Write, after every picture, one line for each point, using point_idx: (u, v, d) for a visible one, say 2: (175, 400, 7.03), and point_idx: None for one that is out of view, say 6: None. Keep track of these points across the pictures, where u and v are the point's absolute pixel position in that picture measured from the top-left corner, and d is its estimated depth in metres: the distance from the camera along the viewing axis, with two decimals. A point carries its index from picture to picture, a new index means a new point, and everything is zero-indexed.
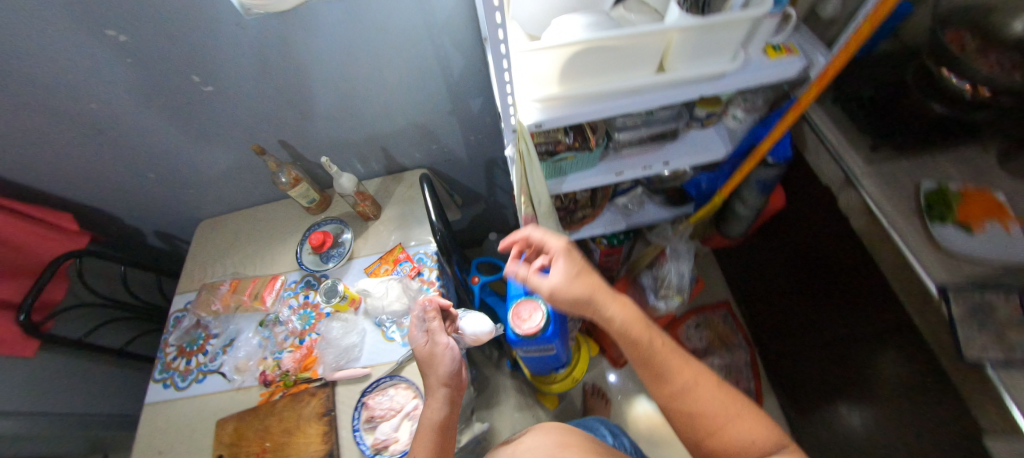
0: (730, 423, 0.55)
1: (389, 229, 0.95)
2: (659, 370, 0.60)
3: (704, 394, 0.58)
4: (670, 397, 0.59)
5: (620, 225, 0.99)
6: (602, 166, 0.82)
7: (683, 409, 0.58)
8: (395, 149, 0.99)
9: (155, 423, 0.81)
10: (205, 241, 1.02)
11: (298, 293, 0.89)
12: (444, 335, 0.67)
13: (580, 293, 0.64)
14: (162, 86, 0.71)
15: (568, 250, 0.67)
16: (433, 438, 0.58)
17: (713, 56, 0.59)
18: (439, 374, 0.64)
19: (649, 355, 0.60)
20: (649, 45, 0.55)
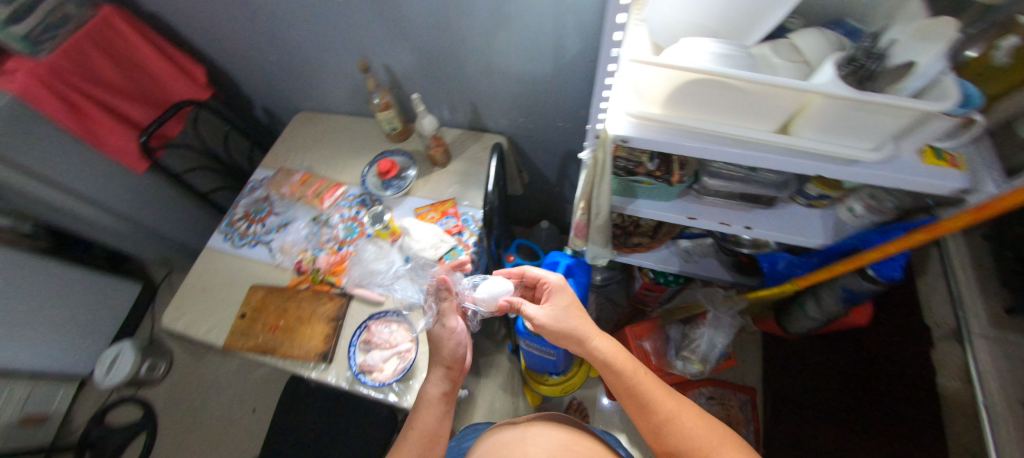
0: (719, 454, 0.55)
1: (449, 181, 0.98)
2: (641, 398, 0.62)
3: (688, 422, 0.59)
4: (655, 427, 0.60)
5: (671, 266, 0.94)
6: (676, 203, 0.76)
7: (670, 438, 0.59)
8: (484, 108, 1.00)
9: (208, 265, 0.95)
10: (297, 130, 1.12)
11: (352, 206, 0.96)
12: (454, 317, 0.70)
13: (568, 326, 0.69)
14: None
15: (562, 286, 0.74)
16: (440, 409, 0.65)
17: (853, 136, 0.51)
18: (444, 355, 0.67)
19: (631, 384, 0.63)
20: (779, 99, 0.49)
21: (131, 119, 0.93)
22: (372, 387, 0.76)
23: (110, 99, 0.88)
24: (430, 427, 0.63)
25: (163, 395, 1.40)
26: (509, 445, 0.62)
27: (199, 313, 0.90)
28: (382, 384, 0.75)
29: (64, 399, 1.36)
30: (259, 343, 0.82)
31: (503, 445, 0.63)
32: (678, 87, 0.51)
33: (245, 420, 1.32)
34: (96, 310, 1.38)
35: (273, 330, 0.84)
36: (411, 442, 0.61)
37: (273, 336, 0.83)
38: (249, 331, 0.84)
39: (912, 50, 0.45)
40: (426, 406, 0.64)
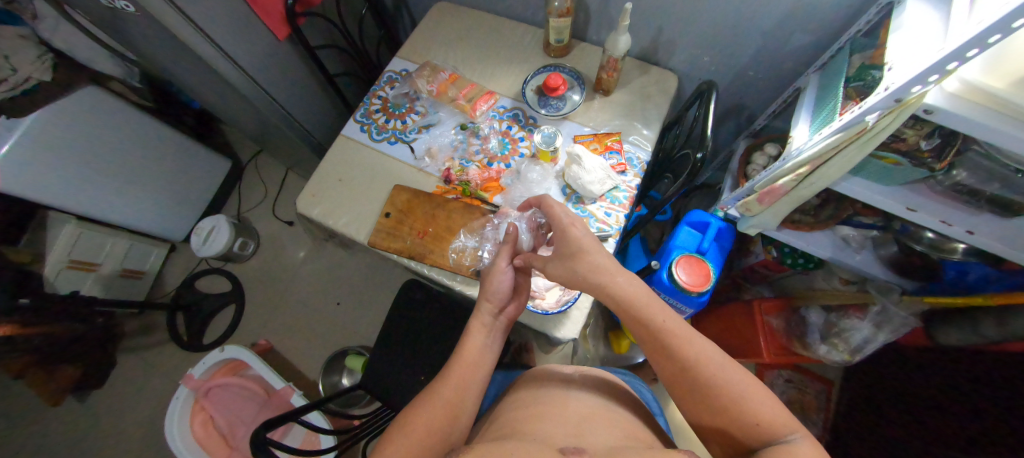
0: (751, 406, 0.40)
1: (611, 112, 0.89)
2: (659, 340, 0.47)
3: (717, 368, 0.44)
4: (675, 374, 0.46)
5: (824, 252, 0.88)
6: (895, 190, 0.71)
7: (694, 387, 0.44)
8: (668, 36, 0.88)
9: (347, 154, 0.89)
10: (439, 21, 1.00)
11: (502, 119, 0.89)
12: (505, 260, 0.65)
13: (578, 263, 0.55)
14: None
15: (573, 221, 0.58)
16: (483, 340, 0.61)
17: None
18: (486, 290, 0.64)
19: (644, 327, 0.49)
20: None
21: None
22: (532, 312, 0.74)
23: None
24: (474, 355, 0.59)
25: (251, 273, 1.44)
26: (549, 387, 0.54)
27: (337, 202, 0.86)
28: (546, 313, 0.73)
29: (158, 258, 1.44)
30: (407, 246, 0.79)
31: (544, 384, 0.55)
32: None
33: (331, 311, 1.36)
34: (190, 179, 1.37)
35: (422, 235, 0.80)
36: (460, 366, 0.58)
37: (422, 241, 0.80)
38: (396, 231, 0.81)
39: None
40: (473, 333, 0.62)
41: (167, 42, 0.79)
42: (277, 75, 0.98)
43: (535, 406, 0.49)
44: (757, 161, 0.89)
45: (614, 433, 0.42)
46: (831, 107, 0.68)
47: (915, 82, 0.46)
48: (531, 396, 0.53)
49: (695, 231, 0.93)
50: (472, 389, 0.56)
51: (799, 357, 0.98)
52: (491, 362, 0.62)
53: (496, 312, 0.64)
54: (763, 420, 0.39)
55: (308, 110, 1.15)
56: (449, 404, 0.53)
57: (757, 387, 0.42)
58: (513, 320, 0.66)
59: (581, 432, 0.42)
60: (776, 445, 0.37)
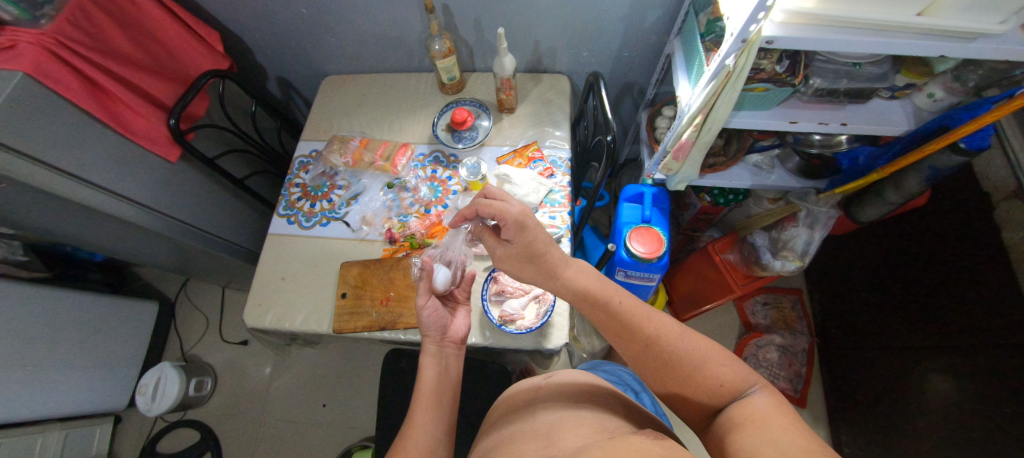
0: (712, 368, 0.41)
1: (522, 126, 0.94)
2: (620, 322, 0.49)
3: (676, 337, 0.45)
4: (639, 353, 0.47)
5: (746, 182, 0.97)
6: (776, 110, 0.80)
7: (656, 360, 0.45)
8: (546, 45, 0.97)
9: (281, 251, 0.85)
10: (334, 95, 1.01)
11: (426, 166, 0.90)
12: (424, 298, 0.66)
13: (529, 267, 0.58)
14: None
15: (523, 217, 0.56)
16: (437, 369, 0.63)
17: (987, 12, 0.53)
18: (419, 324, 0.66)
19: (604, 311, 0.51)
20: None
21: (155, 98, 0.83)
22: (518, 334, 0.74)
23: (129, 74, 0.77)
24: (433, 385, 0.61)
25: (218, 411, 1.29)
26: (519, 406, 0.50)
27: (288, 302, 0.81)
28: (530, 331, 0.73)
29: (104, 436, 1.26)
30: (374, 319, 0.77)
31: (515, 406, 0.51)
32: None
33: (319, 416, 1.25)
34: (115, 337, 1.23)
35: (386, 302, 0.78)
36: (420, 400, 0.59)
37: (388, 308, 0.78)
38: (358, 309, 0.78)
39: None
40: (427, 367, 0.63)
41: (45, 203, 0.73)
42: (180, 197, 0.93)
43: (508, 431, 0.46)
44: (661, 125, 0.97)
45: (588, 423, 0.39)
46: (699, 62, 0.77)
47: (750, 22, 0.55)
48: (505, 422, 0.49)
49: (635, 204, 0.99)
50: (440, 420, 0.58)
51: (767, 278, 1.03)
52: (453, 389, 0.63)
53: (440, 340, 0.66)
54: (725, 380, 0.40)
55: (226, 221, 1.09)
56: (422, 446, 0.54)
57: (716, 350, 0.44)
58: (462, 342, 0.69)
59: (552, 437, 0.39)
60: (740, 400, 0.38)
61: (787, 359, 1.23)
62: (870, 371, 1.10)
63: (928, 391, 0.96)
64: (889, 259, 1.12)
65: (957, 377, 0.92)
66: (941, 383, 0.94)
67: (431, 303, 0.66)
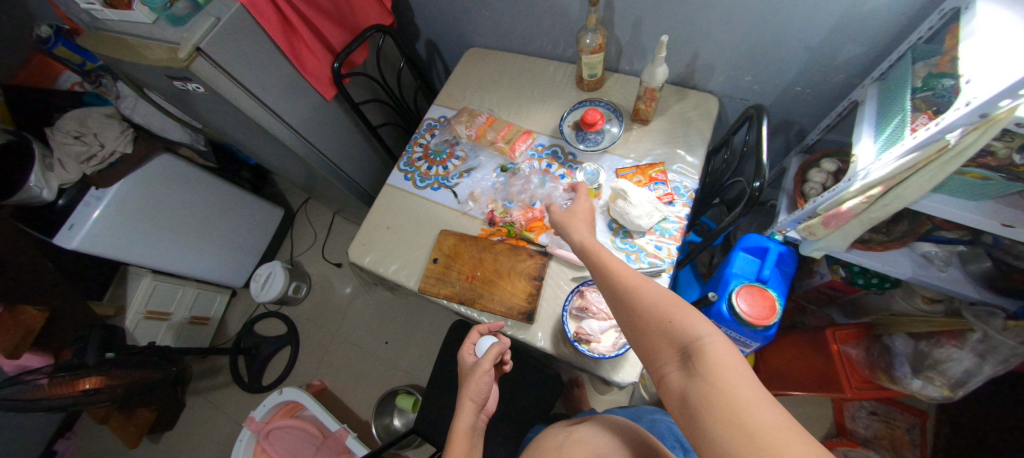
0: (681, 322, 0.41)
1: (652, 142, 0.87)
2: (619, 290, 0.50)
3: (664, 303, 0.45)
4: (630, 318, 0.47)
5: (903, 272, 0.80)
6: (985, 205, 0.64)
7: (634, 316, 0.46)
8: (705, 61, 0.87)
9: (393, 203, 0.93)
10: (472, 67, 1.04)
11: (542, 158, 0.89)
12: (489, 375, 0.61)
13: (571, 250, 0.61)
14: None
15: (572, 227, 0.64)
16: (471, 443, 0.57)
17: None
18: (469, 389, 0.60)
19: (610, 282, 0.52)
20: None
21: (328, 42, 0.93)
22: (588, 356, 0.71)
23: (315, 18, 0.87)
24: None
25: (304, 315, 1.50)
26: (545, 449, 0.54)
27: (387, 251, 0.88)
28: (603, 357, 0.69)
29: (221, 304, 1.55)
30: (456, 291, 0.80)
31: (544, 447, 0.56)
32: None
33: (380, 351, 1.39)
34: (247, 229, 1.48)
35: (471, 279, 0.81)
36: None
37: (470, 286, 0.80)
38: (445, 277, 0.82)
39: None
40: (458, 440, 0.57)
41: (231, 114, 0.87)
42: (323, 132, 1.05)
43: None
44: (815, 178, 0.84)
45: None
46: (898, 121, 0.63)
47: (1007, 96, 0.43)
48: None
49: (752, 257, 0.88)
50: None
51: (891, 391, 0.87)
52: None
53: (478, 412, 0.60)
54: (696, 338, 0.40)
55: (354, 161, 1.22)
56: None
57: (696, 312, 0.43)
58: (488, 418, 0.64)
59: None
60: (700, 356, 0.38)
61: None
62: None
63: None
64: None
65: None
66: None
67: (493, 379, 0.62)
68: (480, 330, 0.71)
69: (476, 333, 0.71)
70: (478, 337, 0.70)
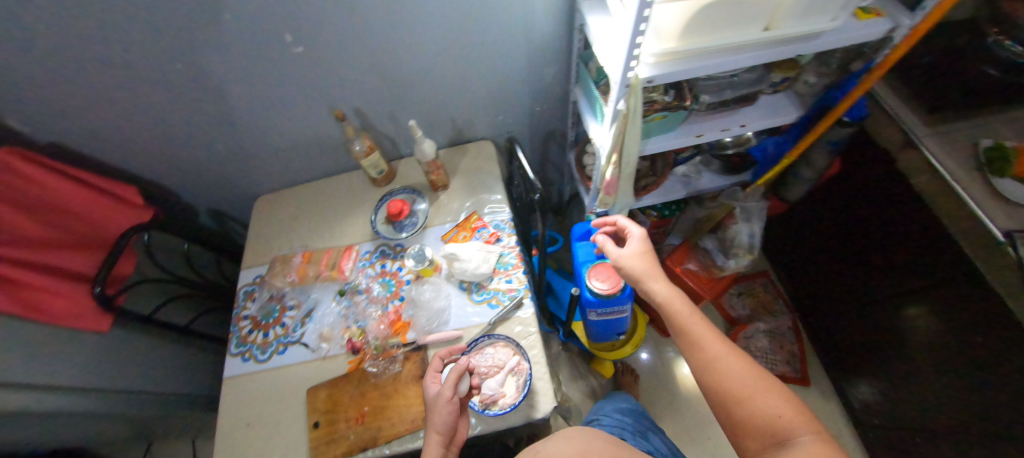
0: (760, 404, 0.50)
1: (459, 199, 0.95)
2: (693, 338, 0.60)
3: (747, 376, 0.53)
4: (704, 368, 0.57)
5: (679, 193, 1.01)
6: (681, 129, 0.84)
7: (712, 382, 0.56)
8: (463, 120, 1.00)
9: (242, 394, 0.80)
10: (268, 213, 1.00)
11: (374, 263, 0.89)
12: (453, 393, 0.62)
13: (635, 266, 0.71)
14: (263, 39, 0.71)
15: (642, 236, 0.75)
16: None
17: (818, 15, 0.63)
18: (432, 422, 0.59)
19: (682, 322, 0.62)
20: (766, 3, 0.58)
21: (72, 271, 0.78)
22: (502, 415, 0.71)
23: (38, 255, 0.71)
24: None
25: None
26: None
27: (257, 450, 0.74)
28: (515, 406, 0.70)
29: None
30: (353, 442, 0.72)
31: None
32: (693, 19, 0.57)
33: None
34: None
35: (361, 420, 0.73)
36: None
37: (365, 427, 0.73)
38: (334, 435, 0.73)
39: None
40: None
41: None
42: (112, 366, 0.85)
43: None
44: (588, 162, 1.02)
45: None
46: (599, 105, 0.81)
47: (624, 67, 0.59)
48: None
49: (585, 242, 0.99)
50: None
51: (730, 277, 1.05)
52: None
53: (448, 444, 0.58)
54: (782, 423, 0.47)
55: (175, 374, 1.01)
56: None
57: (776, 392, 0.51)
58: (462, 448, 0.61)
59: None
60: (788, 439, 0.45)
61: (777, 343, 1.27)
62: (864, 332, 1.10)
63: (912, 323, 0.99)
64: (846, 211, 1.11)
65: (935, 314, 0.94)
66: (918, 313, 0.98)
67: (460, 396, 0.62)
68: (439, 362, 0.68)
69: (434, 356, 0.68)
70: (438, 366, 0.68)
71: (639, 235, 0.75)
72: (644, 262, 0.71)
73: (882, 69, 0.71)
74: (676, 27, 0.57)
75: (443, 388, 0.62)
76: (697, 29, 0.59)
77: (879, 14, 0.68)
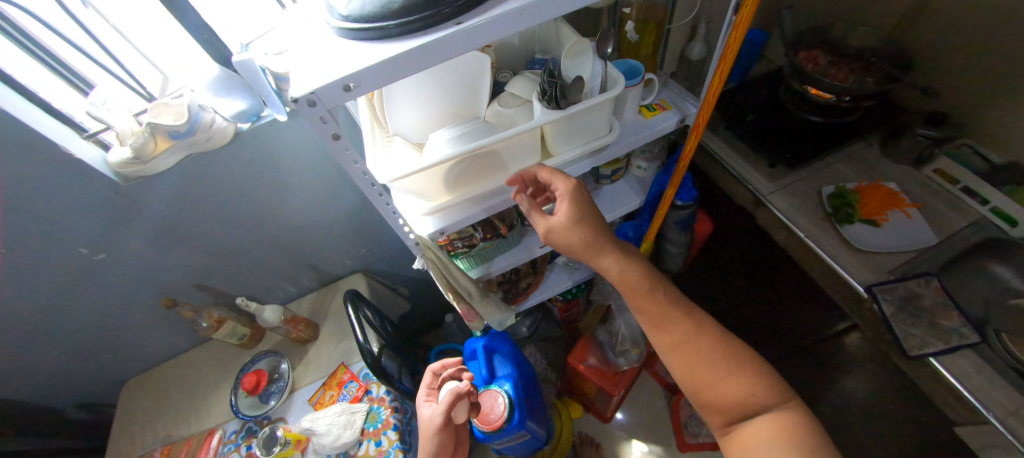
0: (729, 384, 0.52)
1: (330, 348, 0.90)
2: (658, 319, 0.57)
3: (714, 353, 0.54)
4: (671, 343, 0.56)
5: (566, 284, 0.98)
6: (523, 244, 0.82)
7: (680, 362, 0.55)
8: (326, 261, 0.97)
9: None
10: (130, 404, 0.91)
11: (239, 445, 0.80)
12: (443, 418, 0.64)
13: (578, 240, 0.56)
14: (56, 258, 0.65)
15: (574, 188, 0.56)
16: None
17: (590, 133, 0.60)
18: (425, 441, 0.65)
19: (644, 303, 0.57)
20: (521, 142, 0.56)
21: None
22: None
23: None
24: None
25: None
26: None
27: None
28: None
29: None
30: None
31: None
32: (443, 177, 0.54)
33: None
34: None
35: None
36: None
37: None
38: None
39: (578, 67, 0.58)
40: None
41: None
42: None
43: None
44: None
45: None
46: None
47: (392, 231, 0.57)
48: None
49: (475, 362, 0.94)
50: None
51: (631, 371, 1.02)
52: None
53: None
54: (753, 403, 0.51)
55: None
56: None
57: (743, 369, 0.53)
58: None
59: None
60: (761, 417, 0.49)
61: None
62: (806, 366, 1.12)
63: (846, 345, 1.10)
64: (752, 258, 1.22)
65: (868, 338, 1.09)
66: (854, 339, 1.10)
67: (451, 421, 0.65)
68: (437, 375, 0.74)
69: (437, 364, 0.76)
70: (434, 383, 0.73)
71: (565, 192, 0.56)
72: (589, 224, 0.55)
73: (689, 155, 0.70)
74: (434, 185, 0.55)
75: (435, 411, 0.65)
76: (459, 181, 0.57)
77: (663, 108, 0.67)
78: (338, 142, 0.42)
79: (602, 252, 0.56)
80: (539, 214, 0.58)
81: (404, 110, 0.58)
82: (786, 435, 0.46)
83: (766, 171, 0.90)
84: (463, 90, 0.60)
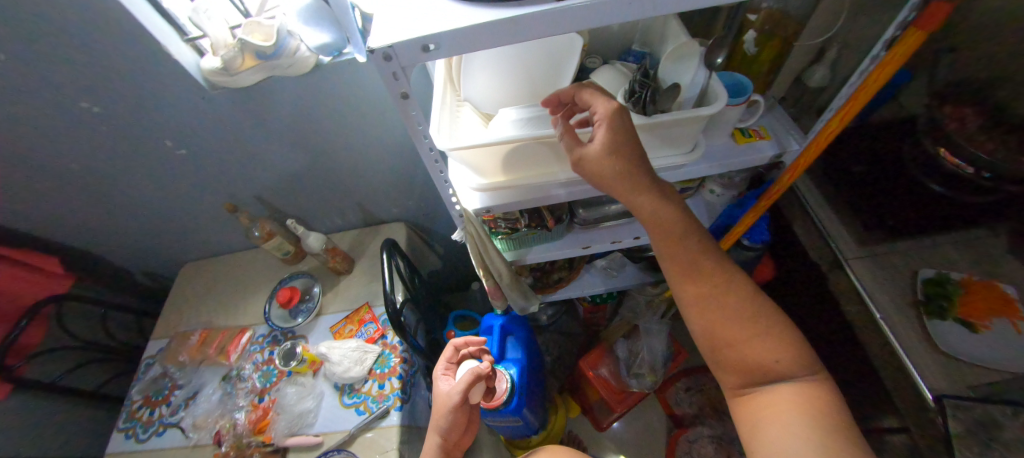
0: (757, 348, 0.43)
1: (359, 286, 0.95)
2: (688, 267, 0.47)
3: (746, 313, 0.45)
4: (697, 293, 0.47)
5: (598, 289, 0.94)
6: (569, 238, 0.78)
7: (704, 317, 0.46)
8: (373, 204, 1.00)
9: None
10: (187, 284, 1.03)
11: (264, 348, 0.89)
12: (461, 398, 0.60)
13: (614, 172, 0.43)
14: (147, 144, 0.72)
15: (620, 109, 0.42)
16: None
17: (671, 146, 0.55)
18: (437, 419, 0.60)
19: (674, 249, 0.47)
20: None
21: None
22: None
23: None
24: None
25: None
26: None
27: None
28: None
29: None
30: None
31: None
32: (504, 156, 0.52)
33: None
34: None
35: None
36: None
37: None
38: None
39: (676, 72, 0.52)
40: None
41: None
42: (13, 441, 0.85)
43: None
44: None
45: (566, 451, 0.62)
46: None
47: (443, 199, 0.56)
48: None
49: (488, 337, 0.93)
50: None
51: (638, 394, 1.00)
52: None
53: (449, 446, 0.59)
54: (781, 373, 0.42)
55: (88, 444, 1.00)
56: None
57: (775, 332, 0.44)
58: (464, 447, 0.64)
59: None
60: (785, 388, 0.41)
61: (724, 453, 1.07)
62: None
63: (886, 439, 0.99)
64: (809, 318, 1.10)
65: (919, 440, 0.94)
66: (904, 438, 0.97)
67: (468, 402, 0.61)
68: (454, 354, 0.70)
69: (456, 341, 0.71)
70: (451, 362, 0.69)
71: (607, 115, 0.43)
72: (632, 148, 0.43)
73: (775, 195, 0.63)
74: (491, 164, 0.53)
75: (454, 389, 0.61)
76: (518, 164, 0.54)
77: (761, 137, 0.60)
78: (406, 101, 0.40)
79: (639, 185, 0.43)
80: (570, 135, 0.45)
81: (483, 80, 0.56)
82: (810, 408, 0.39)
83: (859, 232, 0.79)
84: (547, 70, 0.56)
